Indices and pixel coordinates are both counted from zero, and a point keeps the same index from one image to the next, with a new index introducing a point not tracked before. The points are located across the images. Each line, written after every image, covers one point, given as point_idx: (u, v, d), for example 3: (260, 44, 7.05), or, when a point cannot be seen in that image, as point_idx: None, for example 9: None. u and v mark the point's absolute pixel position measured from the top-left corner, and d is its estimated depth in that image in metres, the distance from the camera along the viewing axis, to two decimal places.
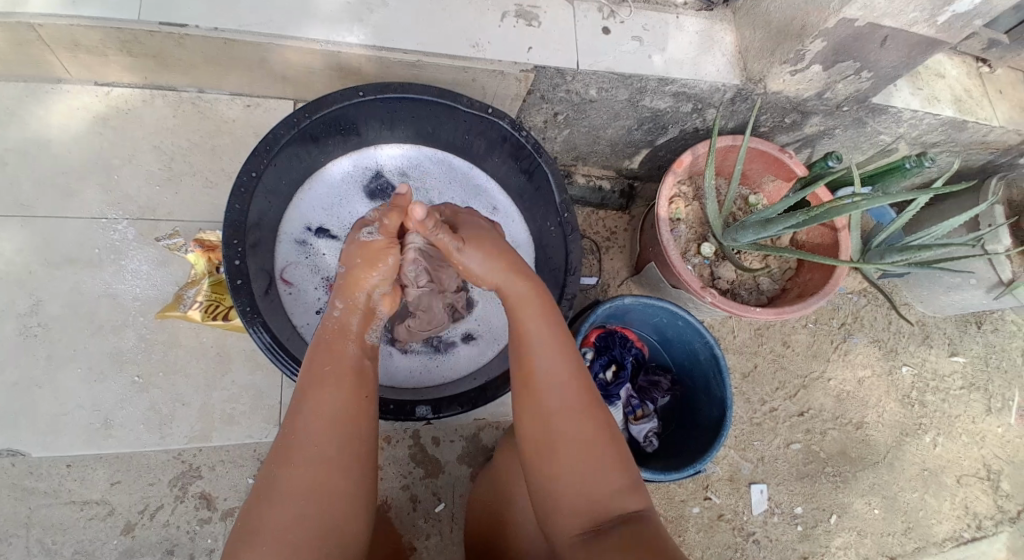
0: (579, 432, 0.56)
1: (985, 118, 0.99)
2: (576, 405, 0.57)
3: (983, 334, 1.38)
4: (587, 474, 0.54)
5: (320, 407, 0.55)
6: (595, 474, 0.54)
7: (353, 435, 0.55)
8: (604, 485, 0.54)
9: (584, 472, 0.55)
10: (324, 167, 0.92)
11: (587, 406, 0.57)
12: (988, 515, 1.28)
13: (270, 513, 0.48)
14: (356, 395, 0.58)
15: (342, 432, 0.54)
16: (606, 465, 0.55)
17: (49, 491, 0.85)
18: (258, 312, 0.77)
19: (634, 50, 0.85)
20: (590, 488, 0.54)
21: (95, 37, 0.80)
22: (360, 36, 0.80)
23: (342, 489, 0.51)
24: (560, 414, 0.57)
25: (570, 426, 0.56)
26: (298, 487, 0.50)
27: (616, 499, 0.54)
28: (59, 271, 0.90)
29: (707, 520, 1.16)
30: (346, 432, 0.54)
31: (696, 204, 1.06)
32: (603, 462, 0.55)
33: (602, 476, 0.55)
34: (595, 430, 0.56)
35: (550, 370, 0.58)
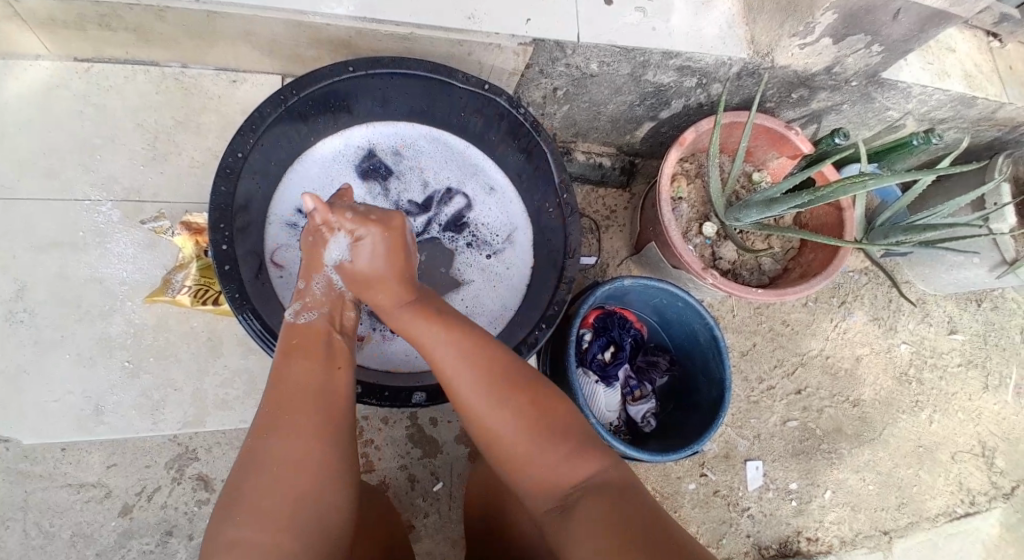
0: (511, 413, 0.55)
1: (995, 95, 0.96)
2: (490, 387, 0.56)
3: (983, 311, 1.38)
4: (538, 447, 0.55)
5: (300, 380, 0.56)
6: (542, 446, 0.55)
7: (337, 412, 0.55)
8: (559, 455, 0.55)
9: (534, 448, 0.55)
10: (311, 147, 0.90)
11: (512, 381, 0.57)
12: (981, 490, 1.30)
13: (253, 488, 0.47)
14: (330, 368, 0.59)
15: (323, 410, 0.54)
16: (551, 436, 0.55)
17: (45, 474, 0.86)
18: (247, 299, 0.75)
19: (637, 22, 0.82)
20: (547, 462, 0.54)
21: (70, 10, 0.76)
22: (350, 7, 0.76)
23: (325, 465, 0.50)
24: (487, 399, 0.56)
25: (500, 410, 0.56)
26: (280, 460, 0.49)
27: (575, 467, 0.54)
28: (44, 255, 0.88)
29: (702, 497, 1.17)
30: (326, 409, 0.54)
31: (698, 182, 1.04)
32: (546, 433, 0.55)
33: (552, 449, 0.55)
34: (531, 401, 0.57)
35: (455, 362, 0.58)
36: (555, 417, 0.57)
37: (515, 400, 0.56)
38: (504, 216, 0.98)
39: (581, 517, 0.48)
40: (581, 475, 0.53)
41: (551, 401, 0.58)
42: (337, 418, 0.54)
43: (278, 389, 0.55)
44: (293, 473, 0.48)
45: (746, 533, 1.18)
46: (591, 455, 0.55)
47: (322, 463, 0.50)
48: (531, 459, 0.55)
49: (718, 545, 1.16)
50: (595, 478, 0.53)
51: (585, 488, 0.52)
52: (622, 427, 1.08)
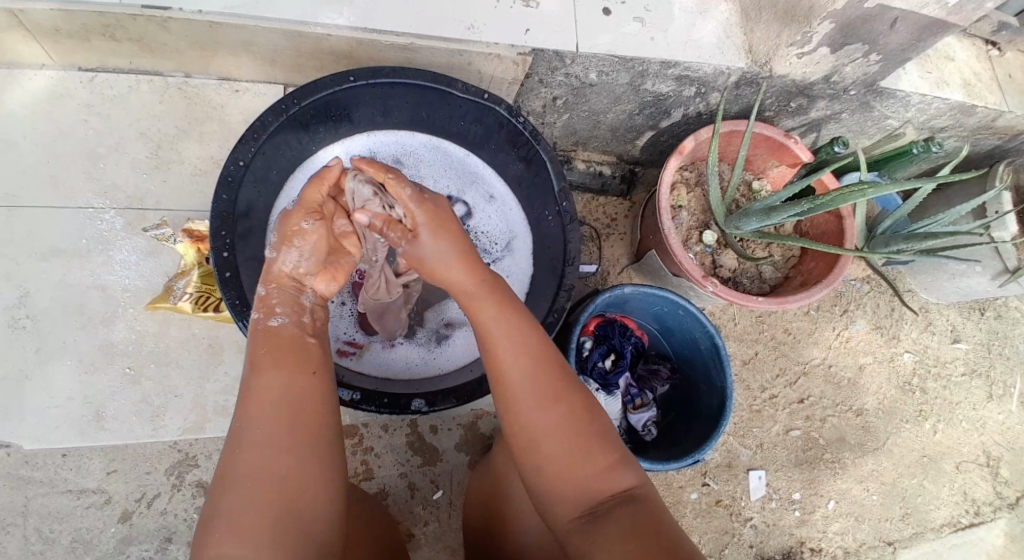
0: (554, 417, 0.56)
1: (995, 103, 0.97)
2: (540, 387, 0.57)
3: (986, 320, 1.37)
4: (570, 454, 0.54)
5: (277, 393, 0.54)
6: (578, 452, 0.54)
7: (317, 416, 0.55)
8: (590, 464, 0.54)
9: (565, 455, 0.55)
10: (312, 155, 0.90)
11: (559, 386, 0.57)
12: (987, 501, 1.28)
13: (240, 499, 0.47)
14: (306, 373, 0.57)
15: (303, 417, 0.53)
16: (585, 445, 0.55)
17: (47, 480, 0.86)
18: (248, 307, 0.76)
19: (635, 32, 0.82)
20: (577, 471, 0.54)
21: (76, 21, 0.78)
22: (351, 18, 0.78)
23: (314, 479, 0.50)
24: (536, 398, 0.56)
25: (548, 413, 0.56)
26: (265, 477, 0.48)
27: (604, 478, 0.54)
28: (46, 262, 0.89)
29: (704, 506, 1.16)
30: (314, 415, 0.54)
31: (698, 190, 1.05)
32: (581, 441, 0.55)
33: (586, 457, 0.54)
34: (572, 406, 0.57)
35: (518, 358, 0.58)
36: (589, 424, 0.56)
37: (563, 404, 0.56)
38: (504, 223, 0.98)
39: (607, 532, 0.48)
40: (609, 488, 0.53)
41: (593, 408, 0.58)
42: (318, 423, 0.54)
43: (259, 395, 0.53)
44: (286, 487, 0.49)
45: (749, 543, 1.16)
46: (620, 470, 0.55)
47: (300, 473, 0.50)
48: (559, 464, 0.55)
49: (720, 556, 1.15)
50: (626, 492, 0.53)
51: (614, 500, 0.52)
52: (623, 436, 1.07)
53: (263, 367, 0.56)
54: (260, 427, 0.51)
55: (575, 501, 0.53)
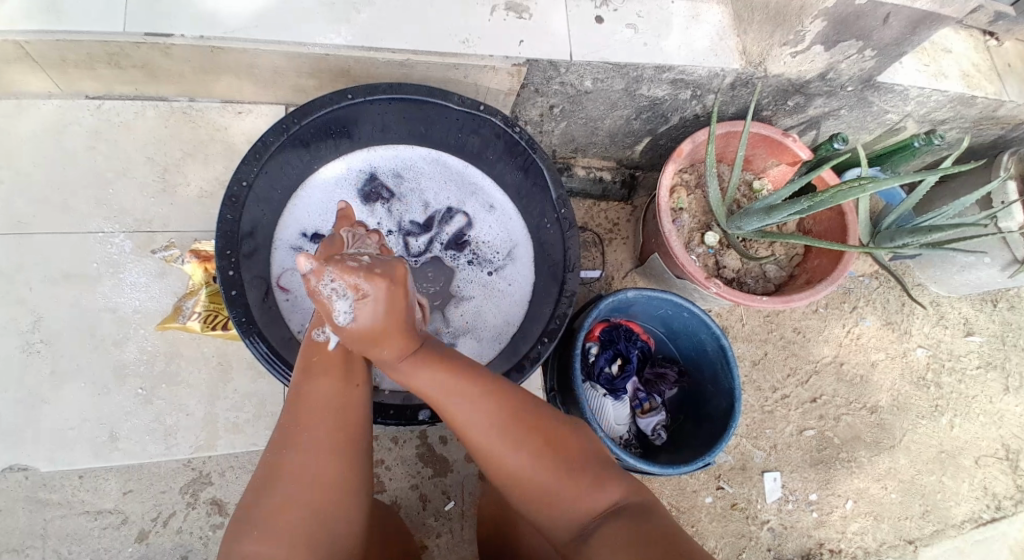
0: (527, 460, 0.55)
1: (995, 93, 0.96)
2: (510, 437, 0.56)
3: (999, 312, 1.35)
4: (548, 484, 0.55)
5: (325, 401, 0.56)
6: (558, 486, 0.55)
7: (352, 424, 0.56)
8: (574, 487, 0.55)
9: (548, 484, 0.55)
10: (316, 172, 0.92)
11: (524, 423, 0.57)
12: (1009, 496, 1.26)
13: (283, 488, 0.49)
14: (351, 385, 0.59)
15: (339, 421, 0.55)
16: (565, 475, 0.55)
17: (63, 501, 0.87)
18: (254, 322, 0.76)
19: (628, 38, 0.83)
20: (563, 496, 0.55)
21: (81, 52, 0.80)
22: (348, 37, 0.79)
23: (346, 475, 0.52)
24: (500, 448, 0.56)
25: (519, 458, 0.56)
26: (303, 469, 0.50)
27: (591, 497, 0.55)
28: (58, 287, 0.91)
29: (720, 510, 1.15)
30: (352, 419, 0.57)
31: (698, 192, 1.04)
32: (556, 473, 0.55)
33: (567, 483, 0.55)
34: (539, 448, 0.56)
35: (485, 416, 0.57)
36: (554, 448, 0.57)
37: (527, 447, 0.56)
38: (504, 233, 0.98)
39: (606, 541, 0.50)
40: (599, 503, 0.55)
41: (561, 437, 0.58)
42: (352, 433, 0.55)
43: (300, 404, 0.56)
44: (329, 492, 0.50)
45: (766, 547, 1.15)
46: (607, 484, 0.56)
47: (340, 485, 0.51)
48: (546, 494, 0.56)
49: None
50: (609, 508, 0.54)
51: (608, 514, 0.53)
52: (632, 441, 1.08)
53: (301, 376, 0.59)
54: (298, 434, 0.53)
55: (564, 518, 0.55)
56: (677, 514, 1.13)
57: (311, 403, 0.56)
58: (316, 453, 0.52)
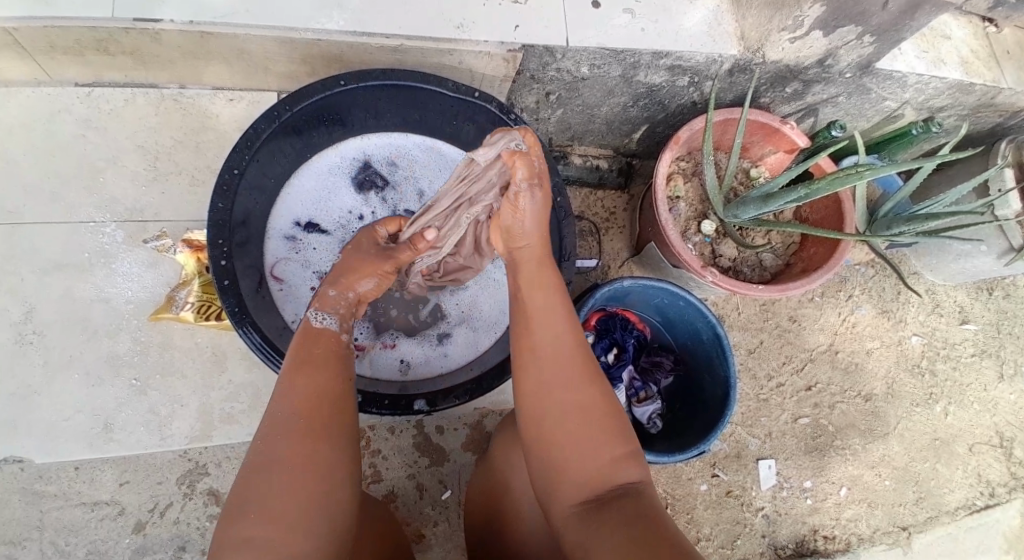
0: (574, 401, 0.56)
1: (993, 80, 0.95)
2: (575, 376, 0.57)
3: (994, 300, 1.36)
4: (579, 441, 0.54)
5: (316, 389, 0.56)
6: (585, 447, 0.54)
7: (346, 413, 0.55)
8: (594, 454, 0.54)
9: (576, 442, 0.54)
10: (308, 160, 0.88)
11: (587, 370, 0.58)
12: (1002, 483, 1.27)
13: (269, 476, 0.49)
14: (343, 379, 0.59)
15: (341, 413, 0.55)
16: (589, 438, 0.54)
17: (59, 493, 0.87)
18: (247, 312, 0.80)
19: (626, 24, 0.82)
20: (583, 459, 0.54)
21: (69, 38, 0.78)
22: (342, 22, 0.78)
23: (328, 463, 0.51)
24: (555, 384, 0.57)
25: (565, 399, 0.56)
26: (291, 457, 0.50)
27: (612, 470, 0.53)
28: (50, 278, 0.90)
29: (715, 497, 1.16)
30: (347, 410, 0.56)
31: (696, 180, 1.03)
32: (579, 433, 0.55)
33: (588, 446, 0.54)
34: (582, 397, 0.56)
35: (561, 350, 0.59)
36: (594, 409, 0.56)
37: (575, 390, 0.56)
38: None
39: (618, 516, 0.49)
40: (615, 478, 0.53)
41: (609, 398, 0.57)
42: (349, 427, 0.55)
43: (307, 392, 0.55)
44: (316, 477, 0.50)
45: (761, 533, 1.16)
46: (626, 463, 0.54)
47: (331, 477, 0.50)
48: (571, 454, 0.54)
49: (732, 546, 1.14)
50: (625, 486, 0.52)
51: (622, 492, 0.52)
52: None
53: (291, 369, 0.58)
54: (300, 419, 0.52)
55: (581, 486, 0.53)
56: (673, 501, 1.13)
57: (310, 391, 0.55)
58: (308, 448, 0.51)
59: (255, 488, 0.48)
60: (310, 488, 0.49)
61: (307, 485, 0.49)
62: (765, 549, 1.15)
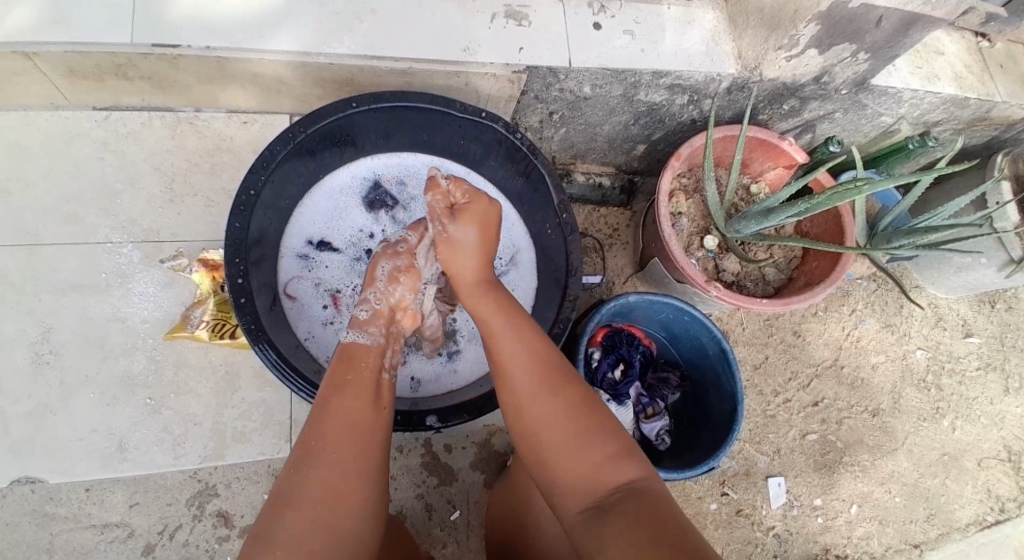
0: (554, 409, 0.56)
1: (988, 93, 0.98)
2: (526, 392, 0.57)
3: (997, 313, 1.36)
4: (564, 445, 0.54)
5: (347, 406, 0.57)
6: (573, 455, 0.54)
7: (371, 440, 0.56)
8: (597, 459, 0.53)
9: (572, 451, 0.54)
10: (321, 179, 0.92)
11: (552, 377, 0.58)
12: (1011, 497, 1.25)
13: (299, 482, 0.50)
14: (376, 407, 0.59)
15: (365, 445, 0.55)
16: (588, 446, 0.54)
17: (71, 516, 0.85)
18: (263, 330, 0.76)
19: (626, 45, 0.85)
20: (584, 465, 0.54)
21: (87, 62, 0.81)
22: (351, 45, 0.80)
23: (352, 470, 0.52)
24: (528, 398, 0.57)
25: (545, 408, 0.56)
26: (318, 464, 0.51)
27: (603, 472, 0.53)
28: (67, 299, 0.90)
29: (725, 516, 1.14)
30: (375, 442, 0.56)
31: (696, 198, 1.05)
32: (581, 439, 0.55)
33: (590, 450, 0.54)
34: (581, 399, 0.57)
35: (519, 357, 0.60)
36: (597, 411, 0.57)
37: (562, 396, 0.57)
38: (506, 239, 0.98)
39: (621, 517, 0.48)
40: (610, 481, 0.52)
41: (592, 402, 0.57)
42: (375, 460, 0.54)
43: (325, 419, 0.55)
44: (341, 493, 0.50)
45: (774, 553, 1.14)
46: (622, 462, 0.53)
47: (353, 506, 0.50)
48: (559, 459, 0.54)
49: None
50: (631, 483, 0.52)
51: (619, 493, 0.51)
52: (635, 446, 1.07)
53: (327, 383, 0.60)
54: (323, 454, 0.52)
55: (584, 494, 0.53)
56: None
57: (335, 419, 0.55)
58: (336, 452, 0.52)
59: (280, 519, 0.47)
60: (335, 492, 0.50)
61: (327, 488, 0.50)
62: None
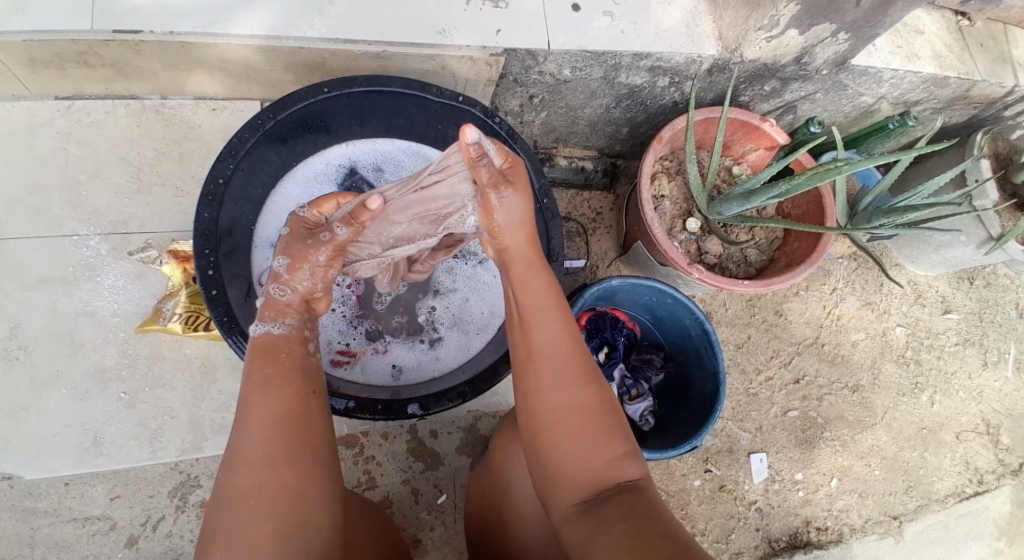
0: (570, 402, 0.56)
1: (966, 73, 0.98)
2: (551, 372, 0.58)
3: (976, 289, 1.38)
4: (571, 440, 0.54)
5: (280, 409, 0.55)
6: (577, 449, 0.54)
7: (312, 427, 0.55)
8: (597, 455, 0.54)
9: (576, 444, 0.54)
10: (293, 166, 0.87)
11: (575, 366, 0.58)
12: (990, 469, 1.29)
13: (248, 497, 0.49)
14: (302, 392, 0.58)
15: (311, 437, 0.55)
16: (592, 437, 0.54)
17: (49, 510, 0.86)
18: (235, 322, 0.77)
19: (605, 26, 0.83)
20: (582, 459, 0.54)
21: (47, 51, 0.78)
22: (323, 29, 0.78)
23: (304, 476, 0.51)
24: (552, 382, 0.57)
25: (561, 393, 0.56)
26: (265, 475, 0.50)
27: (607, 467, 0.53)
28: (37, 292, 0.89)
29: (708, 493, 1.17)
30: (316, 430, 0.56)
31: (679, 179, 1.05)
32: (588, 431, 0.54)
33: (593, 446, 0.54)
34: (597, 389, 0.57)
35: (551, 346, 0.59)
36: (610, 403, 0.57)
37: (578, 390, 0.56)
38: None
39: (614, 513, 0.49)
40: (610, 476, 0.53)
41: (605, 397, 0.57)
42: (315, 448, 0.54)
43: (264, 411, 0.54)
44: (290, 505, 0.49)
45: (755, 526, 1.17)
46: (624, 457, 0.54)
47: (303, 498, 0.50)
48: (567, 454, 0.54)
49: (727, 541, 1.15)
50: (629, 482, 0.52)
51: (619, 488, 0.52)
52: None
53: (259, 379, 0.57)
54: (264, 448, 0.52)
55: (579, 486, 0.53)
56: (667, 498, 1.14)
57: (271, 411, 0.54)
58: (281, 462, 0.51)
59: (222, 517, 0.48)
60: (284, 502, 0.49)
61: (280, 499, 0.49)
62: (760, 542, 1.16)
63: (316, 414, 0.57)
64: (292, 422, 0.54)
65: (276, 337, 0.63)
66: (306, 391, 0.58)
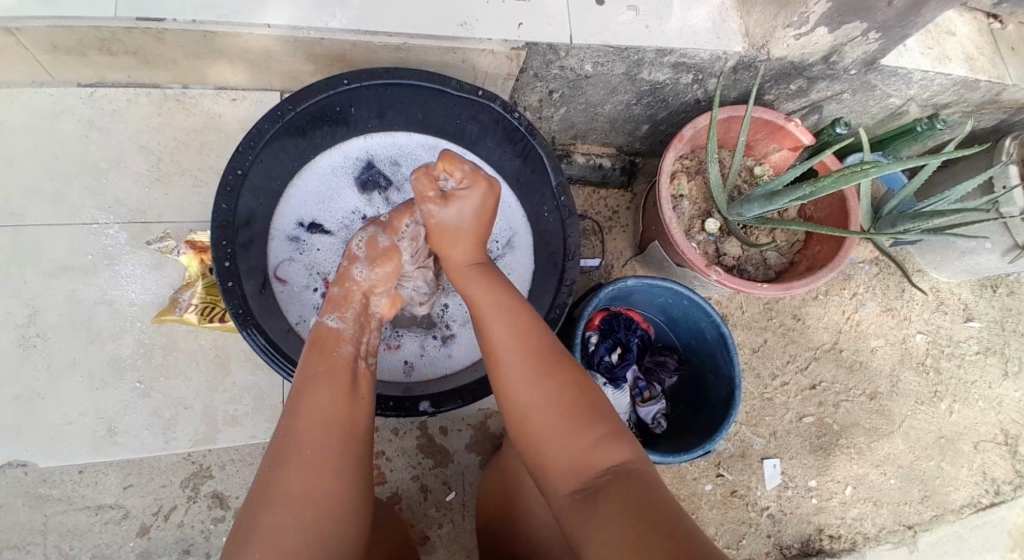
0: (536, 401, 0.56)
1: (999, 76, 0.95)
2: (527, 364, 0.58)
3: (999, 298, 1.35)
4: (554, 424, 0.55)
5: (331, 404, 0.56)
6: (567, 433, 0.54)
7: (349, 426, 0.56)
8: (584, 443, 0.53)
9: (560, 437, 0.54)
10: (312, 160, 0.90)
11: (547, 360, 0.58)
12: (1007, 480, 1.26)
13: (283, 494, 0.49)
14: (354, 392, 0.59)
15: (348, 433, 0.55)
16: (571, 429, 0.54)
17: (64, 497, 0.86)
18: (251, 314, 0.75)
19: (630, 21, 0.82)
20: (571, 449, 0.53)
21: (72, 37, 0.78)
22: (344, 20, 0.77)
23: (338, 474, 0.51)
24: (521, 378, 0.57)
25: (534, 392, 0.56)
26: (304, 468, 0.50)
27: (592, 454, 0.53)
28: (55, 280, 0.90)
29: (720, 497, 1.15)
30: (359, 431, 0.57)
31: (699, 179, 1.03)
32: (570, 419, 0.55)
33: (574, 439, 0.54)
34: (570, 377, 0.58)
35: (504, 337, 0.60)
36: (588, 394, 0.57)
37: (549, 384, 0.56)
38: (504, 219, 0.98)
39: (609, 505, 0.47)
40: (604, 462, 0.52)
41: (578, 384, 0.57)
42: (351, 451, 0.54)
43: (306, 405, 0.55)
44: (321, 503, 0.49)
45: (766, 533, 1.15)
46: (608, 443, 0.53)
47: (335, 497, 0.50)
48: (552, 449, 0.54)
49: (738, 546, 1.13)
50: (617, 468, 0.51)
51: (609, 477, 0.51)
52: (632, 429, 1.07)
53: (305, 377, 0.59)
54: (304, 444, 0.52)
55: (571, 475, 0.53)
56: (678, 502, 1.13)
57: (310, 406, 0.55)
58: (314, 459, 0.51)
59: (260, 509, 0.48)
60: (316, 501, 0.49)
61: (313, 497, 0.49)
62: (771, 549, 1.15)
63: (359, 414, 0.58)
64: (329, 424, 0.54)
65: (327, 329, 0.66)
66: (356, 392, 0.60)
